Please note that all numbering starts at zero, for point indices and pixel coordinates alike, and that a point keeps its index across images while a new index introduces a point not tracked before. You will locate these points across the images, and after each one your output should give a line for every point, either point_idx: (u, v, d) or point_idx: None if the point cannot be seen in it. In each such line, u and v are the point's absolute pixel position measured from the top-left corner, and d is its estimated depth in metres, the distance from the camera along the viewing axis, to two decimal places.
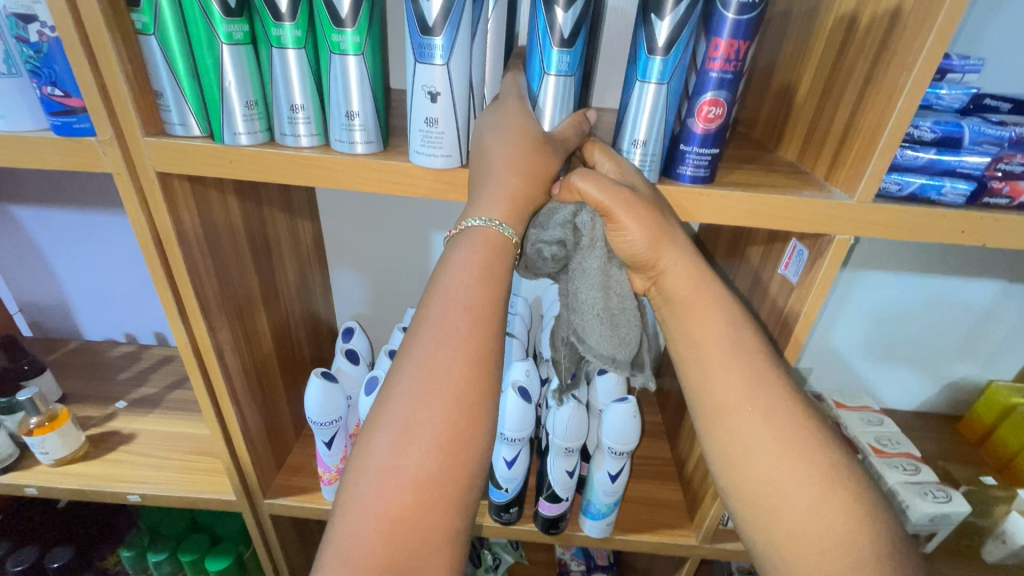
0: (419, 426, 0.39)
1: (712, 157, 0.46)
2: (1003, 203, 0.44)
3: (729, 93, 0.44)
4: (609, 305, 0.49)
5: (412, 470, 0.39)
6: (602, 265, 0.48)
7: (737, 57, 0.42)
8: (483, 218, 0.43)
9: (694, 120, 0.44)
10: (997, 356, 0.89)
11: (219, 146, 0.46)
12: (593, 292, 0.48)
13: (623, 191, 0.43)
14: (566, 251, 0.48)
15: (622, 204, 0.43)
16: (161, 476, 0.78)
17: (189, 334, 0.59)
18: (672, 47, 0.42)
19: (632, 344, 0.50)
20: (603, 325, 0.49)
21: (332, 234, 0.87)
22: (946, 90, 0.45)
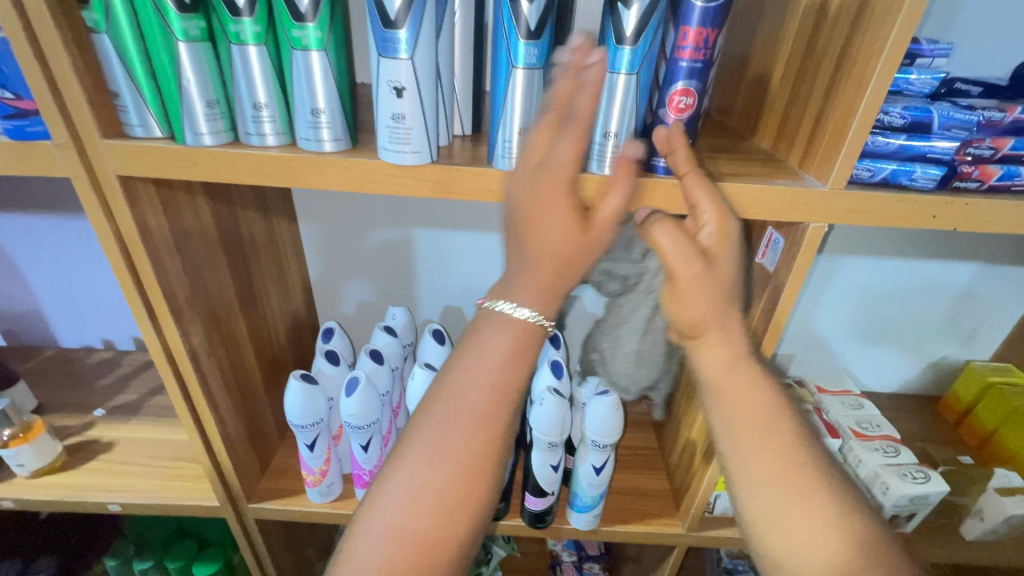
0: (438, 460, 0.44)
1: (686, 147, 0.47)
2: (974, 187, 0.44)
3: (699, 84, 0.44)
4: (642, 347, 0.61)
5: (432, 499, 0.44)
6: (647, 315, 0.58)
7: (706, 46, 0.42)
8: (511, 305, 0.45)
9: (665, 111, 0.45)
10: (974, 336, 0.91)
11: (181, 146, 0.45)
12: (633, 332, 0.60)
13: (696, 264, 0.46)
14: (627, 286, 0.59)
15: (692, 277, 0.46)
16: (143, 484, 0.76)
17: (161, 339, 0.58)
18: (641, 36, 0.41)
19: (647, 380, 0.65)
20: (630, 358, 0.63)
21: (310, 234, 0.85)
22: (915, 75, 0.44)
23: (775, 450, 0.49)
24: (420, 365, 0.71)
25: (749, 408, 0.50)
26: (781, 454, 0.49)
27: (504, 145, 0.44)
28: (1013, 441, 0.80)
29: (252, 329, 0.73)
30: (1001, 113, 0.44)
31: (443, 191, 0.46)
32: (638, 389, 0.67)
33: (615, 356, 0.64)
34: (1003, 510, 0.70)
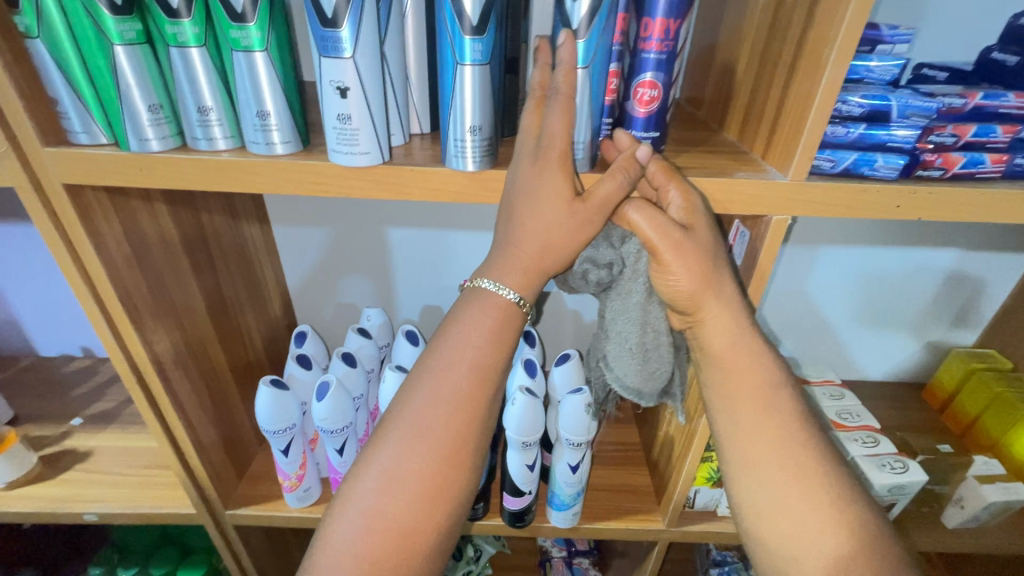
0: (401, 474, 0.43)
1: (656, 140, 0.46)
2: (937, 175, 0.44)
3: (665, 75, 0.43)
4: (645, 341, 0.51)
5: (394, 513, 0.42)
6: (641, 301, 0.50)
7: (670, 37, 0.42)
8: (494, 284, 0.45)
9: (633, 104, 0.45)
10: (956, 322, 0.90)
11: (127, 153, 0.44)
12: (629, 325, 0.51)
13: (675, 232, 0.44)
14: (612, 277, 0.52)
15: (672, 245, 0.44)
16: (119, 493, 0.76)
17: (123, 349, 0.57)
18: (591, 28, 0.40)
19: (662, 378, 0.52)
20: (635, 357, 0.51)
21: (284, 237, 0.84)
22: (875, 61, 0.43)
23: (774, 442, 0.48)
24: (392, 367, 0.71)
25: (754, 396, 0.48)
26: (775, 437, 0.48)
27: (456, 144, 0.42)
28: (995, 427, 0.80)
29: (222, 335, 0.72)
30: (962, 99, 0.43)
31: (397, 191, 0.45)
32: (655, 392, 0.53)
33: (618, 352, 0.52)
34: (984, 497, 0.70)
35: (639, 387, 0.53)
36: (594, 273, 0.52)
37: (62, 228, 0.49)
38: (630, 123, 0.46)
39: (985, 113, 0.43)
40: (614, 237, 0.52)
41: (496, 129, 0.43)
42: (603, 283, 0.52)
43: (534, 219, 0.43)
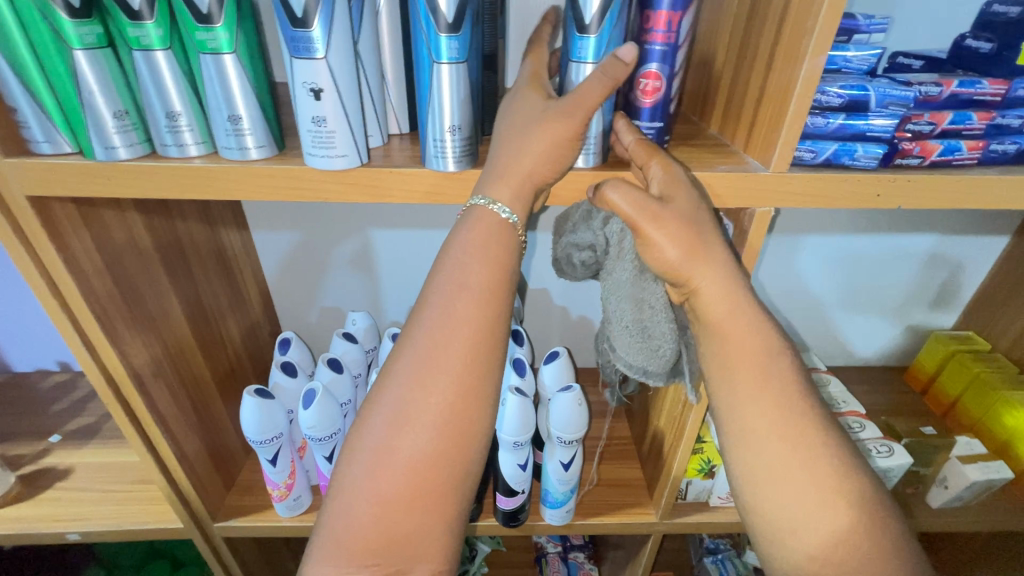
0: (393, 469, 0.40)
1: (661, 132, 0.46)
2: (916, 163, 0.44)
3: (671, 66, 0.43)
4: (642, 318, 0.49)
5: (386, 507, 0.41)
6: (634, 277, 0.49)
7: (677, 30, 0.42)
8: (484, 198, 0.43)
9: (639, 96, 0.45)
10: (935, 305, 0.92)
11: (93, 161, 0.42)
12: (624, 303, 0.50)
13: (652, 203, 0.43)
14: (597, 256, 0.53)
15: (650, 216, 0.43)
16: (102, 510, 0.74)
17: (98, 363, 0.55)
18: (603, 24, 0.40)
19: (667, 357, 0.50)
20: (634, 336, 0.50)
21: (264, 242, 0.83)
22: (852, 52, 0.43)
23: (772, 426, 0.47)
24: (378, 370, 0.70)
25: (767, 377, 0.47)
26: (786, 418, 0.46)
27: (436, 144, 0.42)
28: (975, 407, 0.82)
29: (203, 344, 0.71)
30: (938, 88, 0.43)
31: (377, 193, 0.44)
32: (662, 370, 0.51)
33: (617, 332, 0.51)
34: (966, 477, 0.71)
35: (645, 366, 0.52)
36: (579, 254, 0.54)
37: (28, 242, 0.47)
38: (639, 114, 0.46)
39: (960, 100, 0.44)
40: (594, 218, 0.52)
41: (476, 128, 0.42)
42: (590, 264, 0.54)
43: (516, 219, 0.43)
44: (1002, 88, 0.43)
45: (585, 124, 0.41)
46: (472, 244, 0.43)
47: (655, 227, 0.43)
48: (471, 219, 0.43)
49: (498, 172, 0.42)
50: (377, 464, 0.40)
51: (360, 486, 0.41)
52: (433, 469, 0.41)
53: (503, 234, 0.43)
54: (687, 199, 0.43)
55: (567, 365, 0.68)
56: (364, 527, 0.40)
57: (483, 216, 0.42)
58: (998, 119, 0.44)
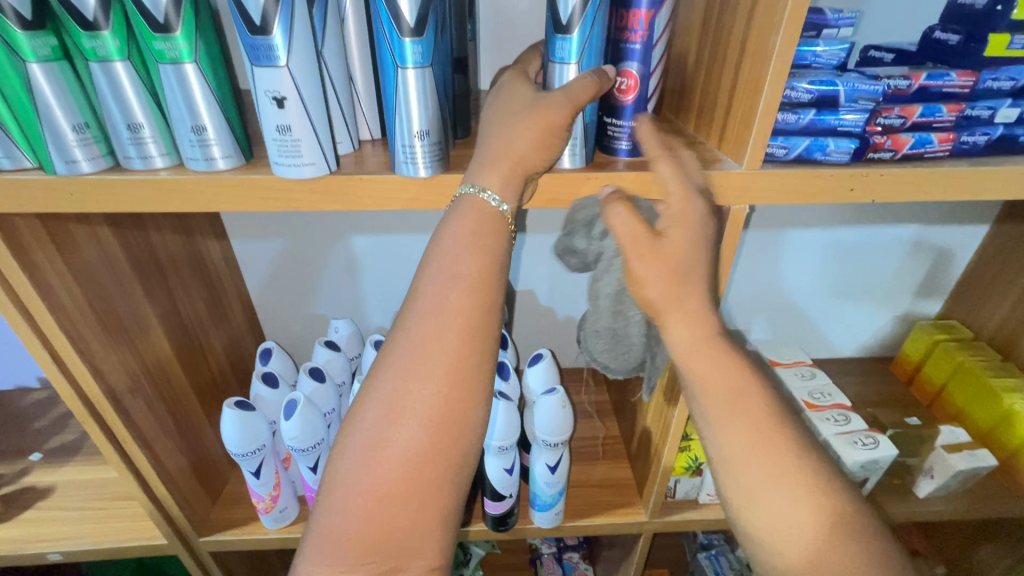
0: (377, 482, 0.39)
1: (638, 131, 0.46)
2: (888, 157, 0.44)
3: (646, 64, 0.43)
4: (616, 329, 0.54)
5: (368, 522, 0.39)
6: (614, 293, 0.52)
7: (649, 29, 0.41)
8: (475, 186, 0.41)
9: (617, 95, 0.44)
10: (918, 295, 0.93)
11: (55, 176, 0.41)
12: (602, 311, 0.53)
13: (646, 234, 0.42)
14: (588, 262, 0.54)
15: (640, 249, 0.42)
16: (85, 529, 0.73)
17: (70, 380, 0.55)
18: (584, 24, 0.40)
19: (629, 360, 0.56)
20: (604, 339, 0.55)
21: (244, 251, 0.81)
22: (822, 47, 0.43)
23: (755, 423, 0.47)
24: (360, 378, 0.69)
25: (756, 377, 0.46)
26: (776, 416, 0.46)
27: (405, 150, 0.41)
28: (960, 396, 0.82)
29: (183, 357, 0.70)
30: (907, 80, 0.43)
31: (348, 201, 0.43)
32: (622, 369, 0.58)
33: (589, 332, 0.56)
34: (952, 466, 0.72)
35: (607, 365, 0.57)
36: (571, 255, 0.55)
37: None
38: (619, 113, 0.45)
39: (930, 93, 0.44)
40: (595, 227, 0.51)
41: (445, 132, 0.41)
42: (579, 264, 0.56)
43: (504, 213, 0.42)
44: (971, 80, 0.44)
45: (555, 127, 0.41)
46: (446, 248, 0.42)
47: (643, 263, 0.42)
48: (447, 222, 0.42)
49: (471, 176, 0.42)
50: (353, 480, 0.39)
51: (335, 498, 0.39)
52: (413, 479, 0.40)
53: (477, 241, 0.42)
54: (684, 237, 0.42)
55: (551, 367, 0.68)
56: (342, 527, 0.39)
57: (476, 204, 0.41)
58: (968, 111, 0.44)
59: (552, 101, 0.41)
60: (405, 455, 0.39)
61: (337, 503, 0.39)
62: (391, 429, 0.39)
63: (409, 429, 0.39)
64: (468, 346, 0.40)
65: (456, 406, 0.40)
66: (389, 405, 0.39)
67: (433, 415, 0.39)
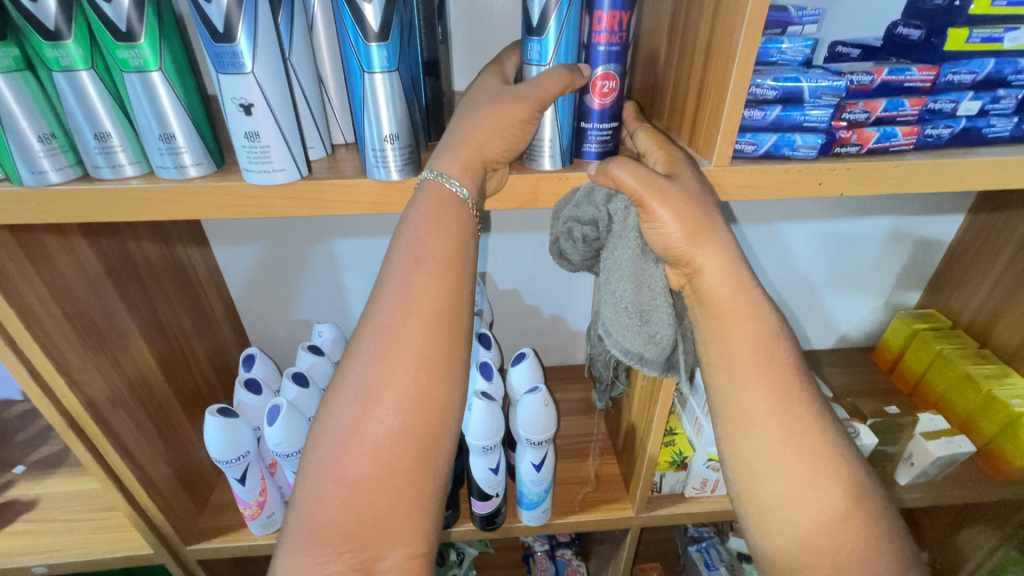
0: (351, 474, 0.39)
1: (612, 131, 0.46)
2: (854, 151, 0.45)
3: (619, 66, 0.43)
4: (640, 300, 0.48)
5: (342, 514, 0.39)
6: (636, 258, 0.47)
7: (621, 29, 0.41)
8: (433, 171, 0.42)
9: (590, 96, 0.43)
10: (898, 285, 0.95)
11: (23, 187, 0.41)
12: (625, 283, 0.49)
13: (658, 180, 0.43)
14: (599, 232, 0.52)
15: (656, 191, 0.42)
16: (70, 541, 0.72)
17: (48, 392, 0.54)
18: (553, 26, 0.40)
19: (663, 344, 0.49)
20: (631, 318, 0.49)
21: (227, 257, 0.81)
22: (787, 44, 0.44)
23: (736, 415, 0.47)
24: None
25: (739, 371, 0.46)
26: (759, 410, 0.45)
27: (376, 154, 0.41)
28: (940, 383, 0.84)
29: (166, 366, 0.69)
30: (869, 76, 0.44)
31: (321, 206, 0.44)
32: (657, 358, 0.50)
33: (613, 312, 0.50)
34: (930, 453, 0.73)
35: (642, 352, 0.50)
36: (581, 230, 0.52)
37: None
38: (589, 116, 0.45)
39: (893, 88, 0.45)
40: (597, 194, 0.49)
41: (415, 137, 0.42)
42: (591, 240, 0.53)
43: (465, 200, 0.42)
44: (931, 74, 0.44)
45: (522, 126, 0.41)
46: (423, 246, 0.41)
47: (660, 202, 0.42)
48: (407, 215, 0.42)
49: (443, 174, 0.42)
50: (326, 481, 0.39)
51: (312, 503, 0.39)
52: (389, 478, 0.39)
53: (450, 243, 0.42)
54: (692, 179, 0.43)
55: (535, 365, 0.68)
56: (320, 531, 0.39)
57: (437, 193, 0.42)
58: (931, 105, 0.45)
59: (521, 100, 0.41)
60: (381, 459, 0.39)
61: (315, 508, 0.39)
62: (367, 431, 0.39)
63: (384, 432, 0.40)
64: (442, 348, 0.41)
65: (432, 408, 0.40)
66: (364, 409, 0.40)
67: (408, 408, 0.40)
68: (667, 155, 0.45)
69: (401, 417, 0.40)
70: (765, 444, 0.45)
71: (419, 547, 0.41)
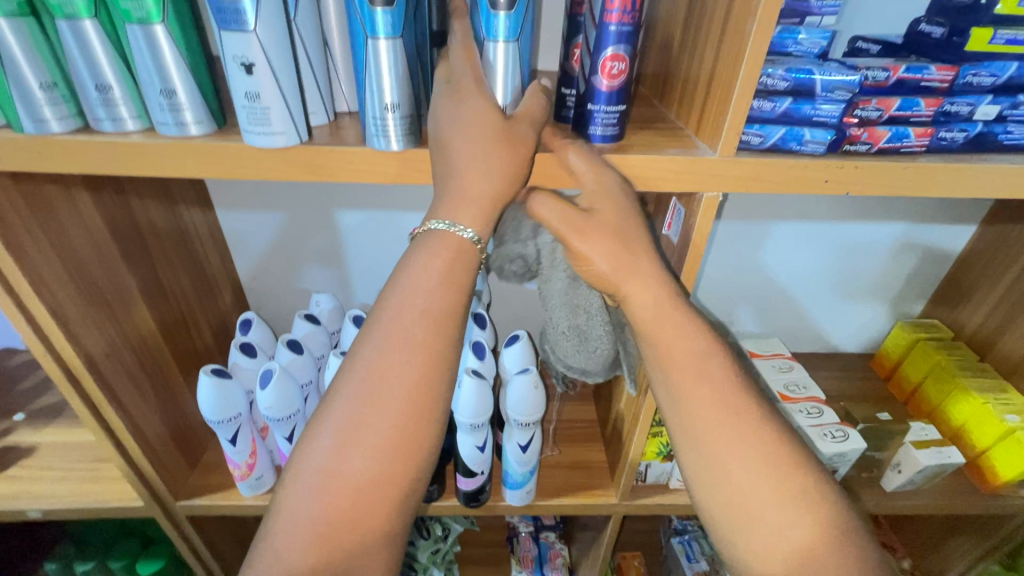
0: (338, 480, 0.39)
1: (620, 114, 0.45)
2: (864, 150, 0.44)
3: (630, 46, 0.42)
4: (577, 321, 0.57)
5: (320, 519, 0.39)
6: (568, 285, 0.57)
7: (633, 8, 0.40)
8: (446, 222, 0.42)
9: (598, 78, 0.42)
10: (902, 294, 0.93)
11: (23, 135, 0.41)
12: (563, 310, 0.57)
13: (576, 216, 0.44)
14: (530, 265, 0.60)
15: (576, 229, 0.44)
16: (64, 489, 0.74)
17: (46, 344, 0.55)
18: (516, 4, 0.39)
19: (601, 356, 0.58)
20: (573, 339, 0.58)
21: (229, 222, 0.81)
22: (803, 35, 0.43)
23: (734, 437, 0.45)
24: (337, 352, 0.69)
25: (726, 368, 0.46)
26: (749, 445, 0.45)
27: (376, 123, 0.41)
28: (935, 393, 0.83)
29: (165, 325, 0.70)
30: (885, 73, 0.43)
31: (321, 173, 0.43)
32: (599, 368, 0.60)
33: (556, 336, 0.59)
34: (918, 461, 0.73)
35: (584, 367, 0.60)
36: (512, 266, 0.61)
37: None
38: (594, 96, 0.44)
39: (908, 86, 0.44)
40: (526, 231, 0.58)
41: (415, 109, 0.41)
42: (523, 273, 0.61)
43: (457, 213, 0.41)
44: (950, 74, 0.43)
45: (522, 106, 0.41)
46: (434, 236, 0.42)
47: (582, 240, 0.44)
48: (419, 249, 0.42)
49: (441, 147, 0.41)
50: (314, 486, 0.39)
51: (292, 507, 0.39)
52: (375, 492, 0.39)
53: (444, 239, 0.42)
54: (613, 209, 0.44)
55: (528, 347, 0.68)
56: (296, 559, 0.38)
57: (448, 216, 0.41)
58: (947, 106, 0.43)
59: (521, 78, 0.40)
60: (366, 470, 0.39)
61: (291, 519, 0.39)
62: (356, 450, 0.39)
63: (369, 430, 0.40)
64: (432, 326, 0.41)
65: (419, 382, 0.40)
66: (353, 422, 0.39)
67: (405, 424, 0.40)
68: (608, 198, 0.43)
69: (392, 441, 0.40)
70: (759, 448, 0.45)
71: (397, 516, 0.41)
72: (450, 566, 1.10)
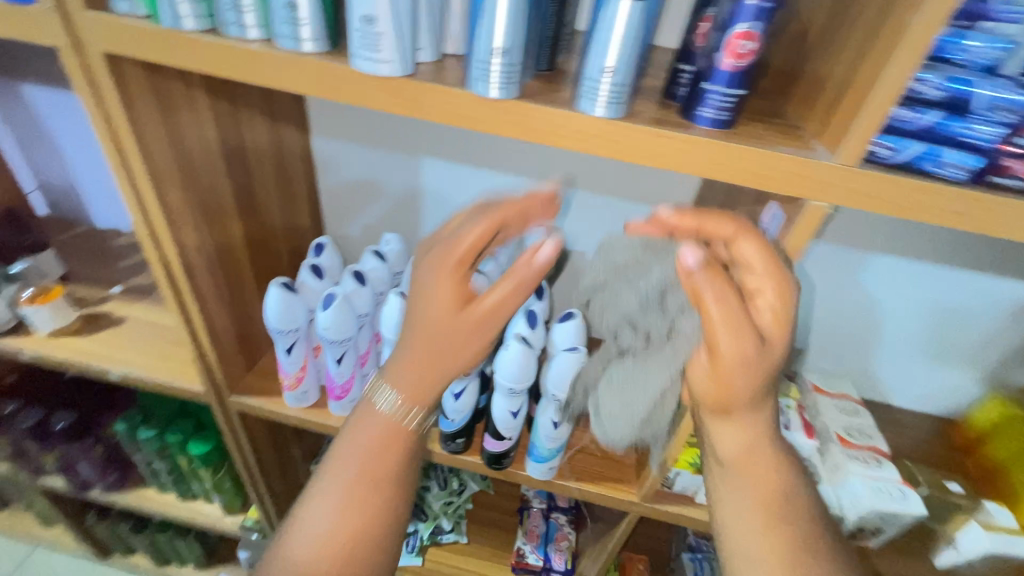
0: (360, 499, 0.52)
1: (737, 101, 0.41)
2: (1014, 185, 0.38)
3: (766, 25, 0.38)
4: (651, 414, 0.54)
5: (338, 528, 0.51)
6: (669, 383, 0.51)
7: None
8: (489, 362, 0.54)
9: (721, 55, 0.39)
10: (1009, 364, 0.82)
11: (159, 27, 0.44)
12: (645, 402, 0.53)
13: (737, 320, 0.45)
14: (644, 340, 0.52)
15: (730, 325, 0.45)
16: (141, 361, 0.82)
17: (149, 229, 0.60)
18: None
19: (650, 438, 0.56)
20: (634, 423, 0.54)
21: (322, 148, 0.85)
22: (974, 40, 0.37)
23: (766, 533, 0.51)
24: (395, 293, 0.70)
25: None
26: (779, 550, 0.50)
27: (481, 66, 0.40)
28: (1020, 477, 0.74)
29: (249, 234, 0.75)
30: None
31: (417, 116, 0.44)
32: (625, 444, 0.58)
33: (618, 415, 0.54)
34: (982, 544, 0.66)
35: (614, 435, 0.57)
36: (627, 332, 0.53)
37: (98, 97, 0.51)
38: (711, 76, 0.40)
39: None
40: (668, 303, 0.50)
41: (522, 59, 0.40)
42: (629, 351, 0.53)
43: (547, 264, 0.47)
44: None
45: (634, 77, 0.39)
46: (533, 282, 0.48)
47: (727, 335, 0.45)
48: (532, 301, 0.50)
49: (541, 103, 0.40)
50: (336, 499, 0.52)
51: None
52: (378, 510, 0.53)
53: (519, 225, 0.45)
54: (774, 327, 0.47)
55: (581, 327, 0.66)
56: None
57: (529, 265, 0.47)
58: None
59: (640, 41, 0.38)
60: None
61: (317, 518, 0.52)
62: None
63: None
64: None
65: None
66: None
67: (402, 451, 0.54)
68: (779, 301, 0.46)
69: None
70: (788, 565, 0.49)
71: None
72: (459, 519, 1.14)
